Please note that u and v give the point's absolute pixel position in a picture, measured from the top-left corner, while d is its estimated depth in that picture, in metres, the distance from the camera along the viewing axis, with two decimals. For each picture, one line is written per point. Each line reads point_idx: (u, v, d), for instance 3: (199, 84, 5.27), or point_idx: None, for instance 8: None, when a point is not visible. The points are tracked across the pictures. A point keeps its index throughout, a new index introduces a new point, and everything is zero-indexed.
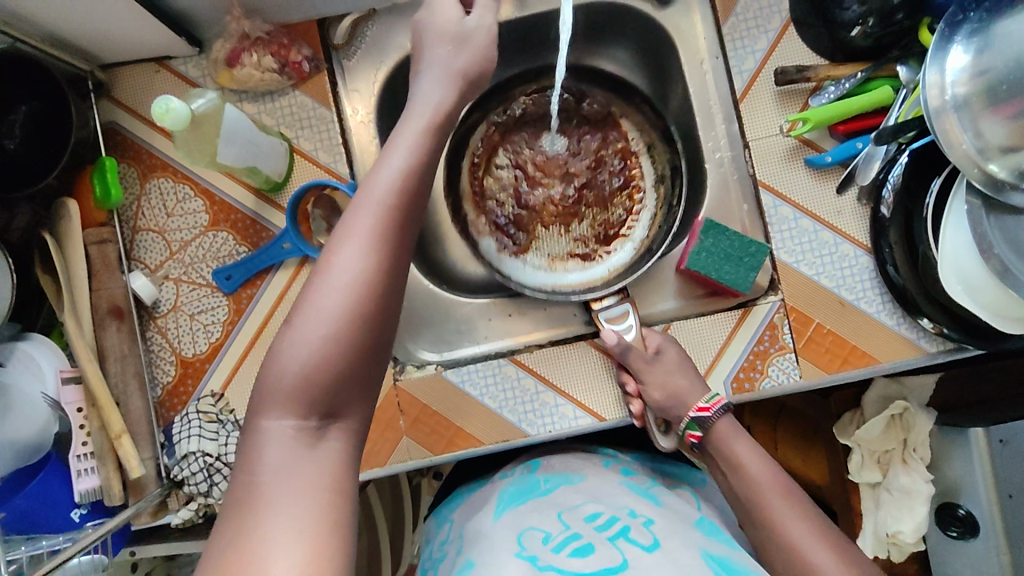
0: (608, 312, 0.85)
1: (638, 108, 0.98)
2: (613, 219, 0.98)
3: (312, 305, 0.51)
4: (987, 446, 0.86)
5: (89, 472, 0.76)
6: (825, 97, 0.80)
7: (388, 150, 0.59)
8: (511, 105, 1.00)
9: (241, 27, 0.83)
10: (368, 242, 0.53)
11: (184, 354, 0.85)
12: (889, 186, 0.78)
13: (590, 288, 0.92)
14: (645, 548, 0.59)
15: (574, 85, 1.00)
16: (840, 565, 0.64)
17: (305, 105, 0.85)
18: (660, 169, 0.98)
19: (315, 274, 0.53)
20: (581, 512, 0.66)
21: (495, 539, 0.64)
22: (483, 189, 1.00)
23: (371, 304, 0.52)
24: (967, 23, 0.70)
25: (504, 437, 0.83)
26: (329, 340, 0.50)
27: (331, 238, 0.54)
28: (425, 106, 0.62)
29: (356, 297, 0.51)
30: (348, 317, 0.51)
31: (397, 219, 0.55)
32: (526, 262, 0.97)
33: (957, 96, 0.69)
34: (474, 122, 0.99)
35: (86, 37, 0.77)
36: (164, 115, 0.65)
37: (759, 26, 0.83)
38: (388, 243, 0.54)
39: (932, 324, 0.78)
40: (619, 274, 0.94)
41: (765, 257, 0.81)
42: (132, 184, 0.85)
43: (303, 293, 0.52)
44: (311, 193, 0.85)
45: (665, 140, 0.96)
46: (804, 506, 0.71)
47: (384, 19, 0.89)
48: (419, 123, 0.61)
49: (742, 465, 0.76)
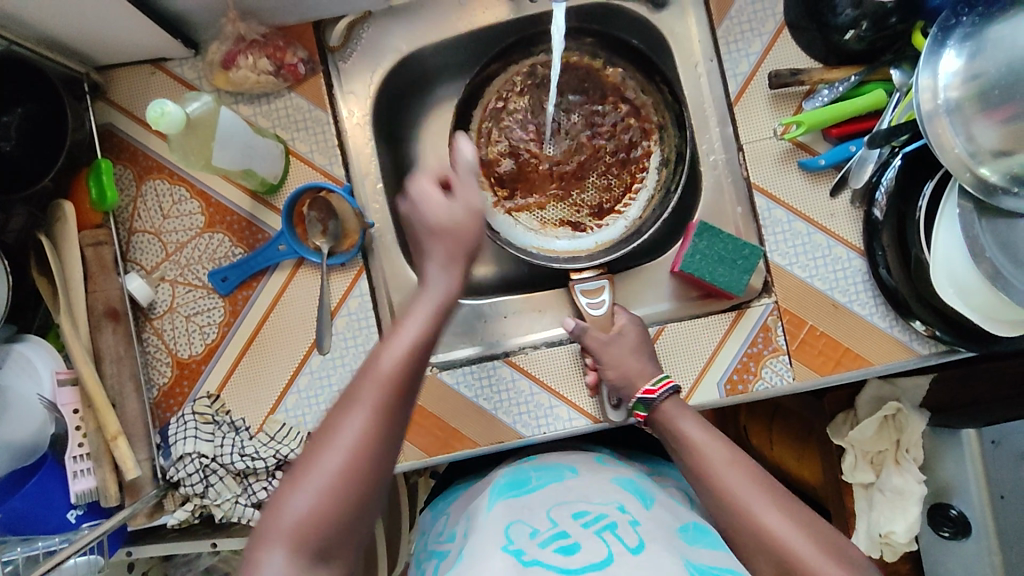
0: (586, 284, 0.88)
1: (658, 87, 0.94)
2: (610, 195, 0.97)
3: (316, 463, 0.53)
4: (979, 447, 0.87)
5: (85, 473, 0.76)
6: (819, 100, 0.81)
7: (413, 294, 0.61)
8: (534, 57, 0.97)
9: (237, 29, 0.82)
10: (376, 405, 0.55)
11: (180, 355, 0.85)
12: (881, 189, 0.78)
13: (573, 259, 0.92)
14: (630, 549, 0.58)
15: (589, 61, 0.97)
16: (809, 542, 0.61)
17: (301, 107, 0.85)
18: (666, 153, 0.96)
19: (322, 433, 0.55)
20: (569, 510, 0.65)
21: (483, 529, 0.64)
22: (489, 141, 0.98)
23: (372, 464, 0.53)
24: (960, 27, 0.70)
25: (499, 439, 0.83)
26: (331, 487, 0.52)
27: (349, 385, 0.57)
28: (446, 261, 0.63)
29: (359, 458, 0.53)
30: (352, 464, 0.53)
31: (406, 387, 0.56)
32: (516, 221, 0.98)
33: (949, 100, 0.69)
34: (494, 70, 0.96)
35: (81, 39, 0.77)
36: (159, 118, 0.65)
37: (753, 29, 0.83)
38: (396, 411, 0.55)
39: (924, 326, 0.78)
40: (606, 250, 0.93)
41: (759, 260, 0.81)
42: (128, 186, 0.85)
43: (308, 449, 0.54)
44: (307, 196, 0.85)
45: (677, 125, 0.93)
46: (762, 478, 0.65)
47: (380, 21, 0.89)
48: (441, 253, 0.62)
49: (687, 442, 0.70)
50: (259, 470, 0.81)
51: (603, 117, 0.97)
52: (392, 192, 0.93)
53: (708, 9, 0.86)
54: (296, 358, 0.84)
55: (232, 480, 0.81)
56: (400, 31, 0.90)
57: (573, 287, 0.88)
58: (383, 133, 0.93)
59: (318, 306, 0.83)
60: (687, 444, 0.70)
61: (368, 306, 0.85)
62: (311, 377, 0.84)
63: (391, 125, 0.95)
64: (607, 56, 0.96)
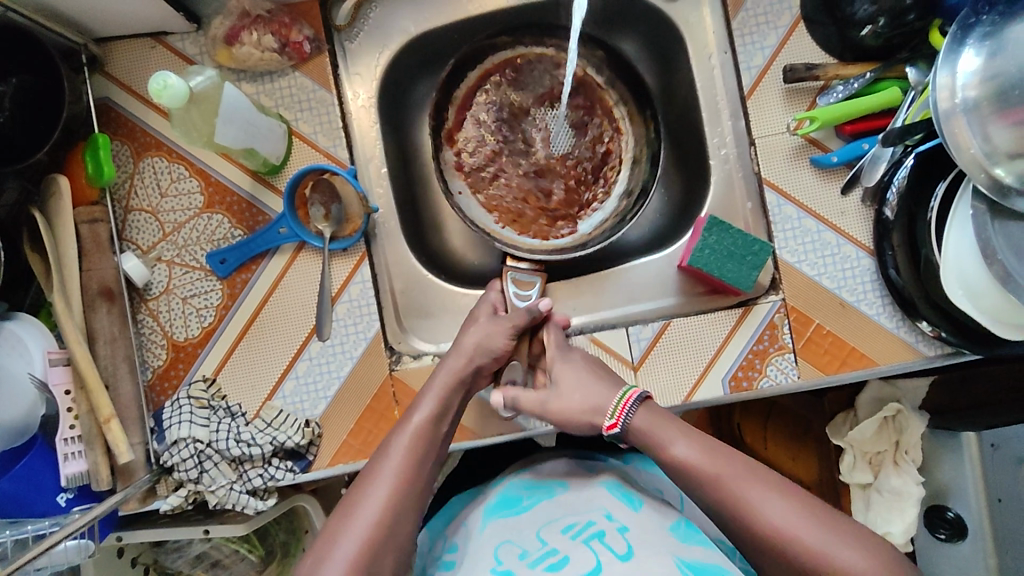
0: (517, 275, 0.87)
1: (645, 123, 0.94)
2: (571, 205, 0.95)
3: (341, 538, 0.60)
4: (978, 449, 0.88)
5: (76, 456, 0.74)
6: (834, 96, 0.79)
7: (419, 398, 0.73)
8: (543, 48, 0.94)
9: (241, 5, 0.81)
10: (391, 482, 0.65)
11: (175, 338, 0.83)
12: (893, 189, 0.78)
13: (512, 248, 0.90)
14: (619, 555, 0.61)
15: (601, 61, 0.95)
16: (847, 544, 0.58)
17: (304, 87, 0.83)
18: (632, 184, 0.95)
19: (345, 512, 0.63)
20: (559, 525, 0.67)
21: (474, 555, 0.66)
22: (472, 122, 0.96)
23: (388, 534, 0.61)
24: (980, 26, 0.69)
25: (500, 430, 0.83)
26: (348, 563, 0.58)
27: (362, 476, 0.66)
28: (442, 372, 0.75)
29: (379, 529, 0.61)
30: (365, 542, 0.60)
31: (415, 466, 0.67)
32: (468, 202, 0.95)
33: (967, 99, 0.68)
34: (501, 43, 0.93)
35: (78, 8, 0.74)
36: (161, 91, 0.63)
37: (768, 22, 0.82)
38: (410, 487, 0.65)
39: (931, 327, 0.78)
40: (547, 251, 0.92)
41: (768, 257, 0.80)
42: (125, 162, 0.83)
43: (333, 523, 0.62)
44: (310, 178, 0.84)
45: (651, 161, 0.92)
46: (782, 485, 0.62)
47: (387, 2, 0.87)
48: (438, 391, 0.74)
49: (677, 465, 0.65)
50: (256, 457, 0.80)
51: (588, 134, 0.96)
52: (396, 177, 0.91)
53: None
54: (294, 344, 0.83)
55: (228, 466, 0.80)
56: (409, 11, 0.88)
57: (506, 273, 0.87)
58: (389, 117, 0.91)
59: (318, 290, 0.82)
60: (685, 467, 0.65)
61: (370, 292, 0.83)
62: (310, 364, 0.82)
63: (397, 110, 0.93)
64: (610, 77, 0.96)
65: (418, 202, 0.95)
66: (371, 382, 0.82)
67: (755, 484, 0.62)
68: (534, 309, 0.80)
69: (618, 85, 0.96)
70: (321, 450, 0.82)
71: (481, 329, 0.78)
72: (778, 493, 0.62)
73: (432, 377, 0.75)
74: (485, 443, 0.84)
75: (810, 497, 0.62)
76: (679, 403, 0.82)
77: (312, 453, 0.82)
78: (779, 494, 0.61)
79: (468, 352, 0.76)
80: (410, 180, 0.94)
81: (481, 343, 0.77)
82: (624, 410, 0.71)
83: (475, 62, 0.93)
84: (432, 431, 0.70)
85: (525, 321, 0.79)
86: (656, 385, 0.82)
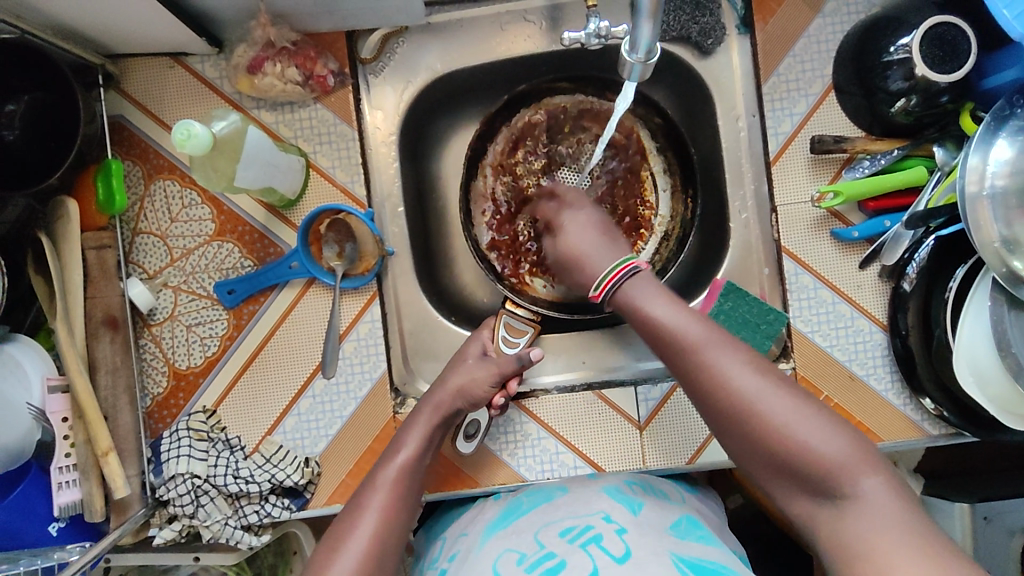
0: (512, 320, 0.87)
1: (684, 200, 0.92)
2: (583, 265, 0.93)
3: None
4: (970, 520, 0.94)
5: (70, 485, 0.72)
6: (860, 171, 0.79)
7: (396, 444, 0.74)
8: (603, 101, 0.92)
9: (266, 34, 0.76)
10: (376, 516, 0.66)
11: (177, 366, 0.82)
12: (913, 265, 0.76)
13: (517, 293, 0.91)
14: (616, 559, 0.58)
15: (658, 127, 0.92)
16: (810, 427, 0.57)
17: (326, 119, 0.81)
18: (655, 258, 0.93)
19: (333, 543, 0.63)
20: (556, 528, 0.65)
21: (473, 567, 0.64)
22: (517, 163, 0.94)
23: (377, 567, 0.62)
24: (1014, 119, 0.69)
25: (500, 480, 0.82)
26: None
27: (344, 518, 0.66)
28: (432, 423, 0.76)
29: (366, 563, 0.62)
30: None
31: (398, 500, 0.68)
32: (484, 234, 0.94)
33: (995, 187, 0.68)
34: (559, 87, 0.92)
35: (100, 30, 0.73)
36: (185, 140, 0.61)
37: (800, 89, 0.81)
38: (390, 535, 0.65)
39: (933, 406, 0.78)
40: (552, 306, 0.91)
41: (782, 327, 0.82)
42: (136, 184, 0.81)
43: (319, 559, 0.62)
44: (326, 216, 0.82)
45: (681, 241, 0.91)
46: (756, 360, 0.62)
47: (415, 37, 0.86)
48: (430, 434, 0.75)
49: (681, 342, 0.64)
50: (252, 493, 0.79)
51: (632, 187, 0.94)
52: (412, 215, 0.90)
53: (756, 61, 0.83)
54: (298, 379, 0.81)
55: (223, 501, 0.79)
56: (436, 47, 0.86)
57: (501, 317, 0.87)
58: (408, 152, 0.90)
59: (327, 327, 0.81)
60: (658, 322, 0.66)
61: (378, 332, 0.82)
62: (313, 402, 0.81)
63: (418, 145, 0.91)
64: (661, 144, 0.93)
65: (431, 235, 0.94)
66: (373, 423, 0.81)
67: (732, 355, 0.62)
68: (523, 357, 0.80)
69: (668, 153, 0.93)
70: (318, 489, 0.81)
71: (467, 371, 0.79)
72: (756, 370, 0.61)
73: (415, 415, 0.77)
74: (486, 491, 0.83)
75: (798, 389, 0.61)
76: (683, 466, 0.81)
77: (309, 491, 0.81)
78: (754, 370, 0.61)
79: (452, 390, 0.77)
80: (424, 214, 0.93)
81: (463, 387, 0.78)
82: (609, 283, 0.72)
83: (528, 102, 0.93)
84: (413, 469, 0.71)
85: (513, 367, 0.80)
86: (662, 445, 0.82)
